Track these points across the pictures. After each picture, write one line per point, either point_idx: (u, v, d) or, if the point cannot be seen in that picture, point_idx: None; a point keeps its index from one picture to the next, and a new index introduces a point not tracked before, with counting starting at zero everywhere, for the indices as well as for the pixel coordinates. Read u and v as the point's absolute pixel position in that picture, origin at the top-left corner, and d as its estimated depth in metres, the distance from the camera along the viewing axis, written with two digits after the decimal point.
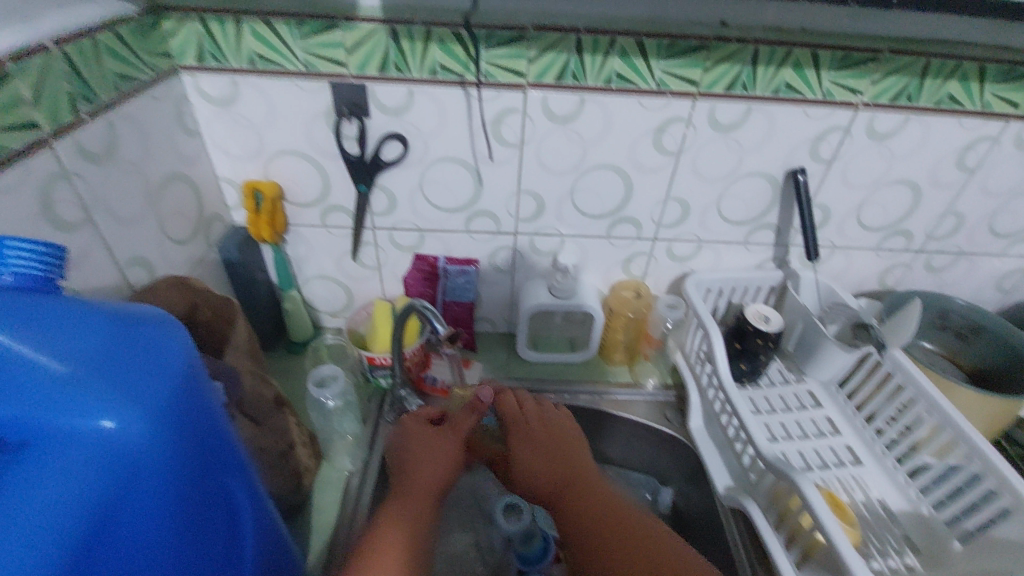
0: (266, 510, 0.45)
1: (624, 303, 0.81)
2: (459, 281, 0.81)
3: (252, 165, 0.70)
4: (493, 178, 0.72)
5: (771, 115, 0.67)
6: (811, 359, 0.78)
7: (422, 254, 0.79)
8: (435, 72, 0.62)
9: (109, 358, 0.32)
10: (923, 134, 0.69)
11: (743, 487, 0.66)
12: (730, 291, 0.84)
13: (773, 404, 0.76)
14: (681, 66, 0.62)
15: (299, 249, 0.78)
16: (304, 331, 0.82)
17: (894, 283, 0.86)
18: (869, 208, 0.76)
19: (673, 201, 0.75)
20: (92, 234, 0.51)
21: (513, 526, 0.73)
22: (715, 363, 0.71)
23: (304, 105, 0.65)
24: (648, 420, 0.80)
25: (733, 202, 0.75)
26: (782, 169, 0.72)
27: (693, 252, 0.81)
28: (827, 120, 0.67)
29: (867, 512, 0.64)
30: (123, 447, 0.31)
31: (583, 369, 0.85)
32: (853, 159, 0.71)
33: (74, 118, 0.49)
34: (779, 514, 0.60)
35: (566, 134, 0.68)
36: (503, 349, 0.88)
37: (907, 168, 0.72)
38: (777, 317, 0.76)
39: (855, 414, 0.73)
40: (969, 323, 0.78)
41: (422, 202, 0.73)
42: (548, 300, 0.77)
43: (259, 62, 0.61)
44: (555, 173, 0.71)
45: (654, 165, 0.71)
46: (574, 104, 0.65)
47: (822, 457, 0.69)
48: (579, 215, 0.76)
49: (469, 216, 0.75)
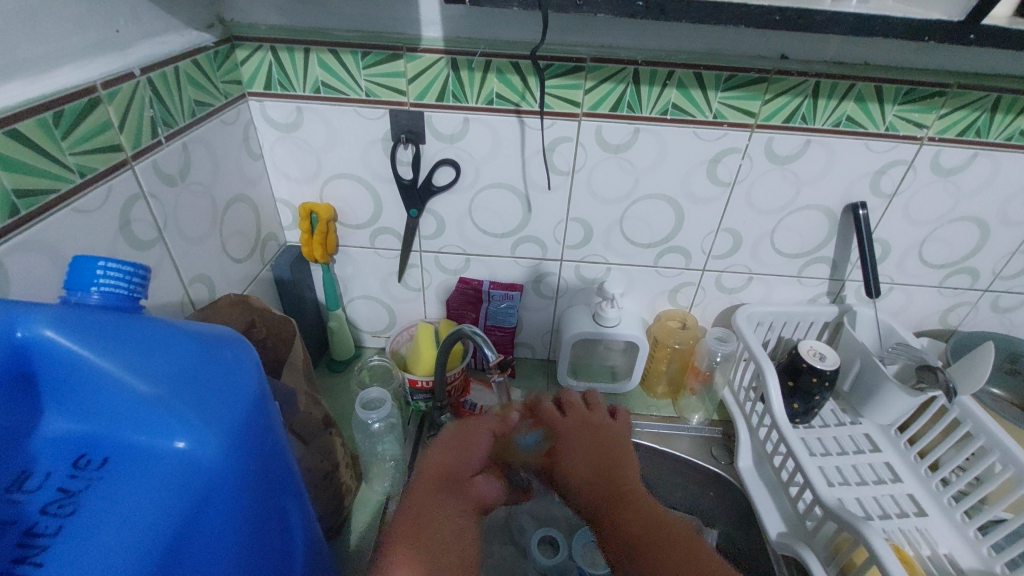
0: (315, 534, 0.45)
1: (669, 333, 0.80)
2: (502, 305, 0.80)
3: (309, 188, 0.72)
4: (543, 205, 0.72)
5: (831, 148, 0.65)
6: (868, 402, 0.74)
7: (467, 278, 0.79)
8: (491, 101, 0.63)
9: (188, 376, 0.33)
10: (992, 170, 0.67)
11: (798, 534, 0.63)
12: (781, 325, 0.81)
13: (827, 446, 0.73)
14: (739, 98, 0.62)
15: (346, 269, 0.79)
16: (347, 350, 0.83)
17: (957, 322, 0.82)
18: (931, 244, 0.73)
19: (725, 232, 0.73)
20: (162, 252, 0.53)
21: (546, 560, 0.74)
22: (768, 401, 0.69)
23: (362, 131, 0.66)
24: (692, 456, 0.77)
25: (788, 235, 0.73)
26: (841, 204, 0.70)
27: (743, 284, 0.79)
28: (889, 154, 0.66)
29: (935, 570, 0.60)
30: (199, 467, 0.32)
31: (625, 400, 0.83)
32: (917, 194, 0.69)
33: (153, 141, 0.51)
34: (840, 566, 0.57)
35: (617, 163, 0.68)
36: (543, 375, 0.87)
37: (974, 205, 0.70)
38: (832, 354, 0.73)
39: (917, 462, 0.69)
40: None
41: (470, 226, 0.74)
42: (591, 328, 0.76)
43: (323, 90, 0.63)
44: (605, 201, 0.71)
45: (707, 196, 0.70)
46: (628, 134, 0.65)
47: (882, 507, 0.66)
48: (628, 243, 0.75)
49: (516, 241, 0.75)
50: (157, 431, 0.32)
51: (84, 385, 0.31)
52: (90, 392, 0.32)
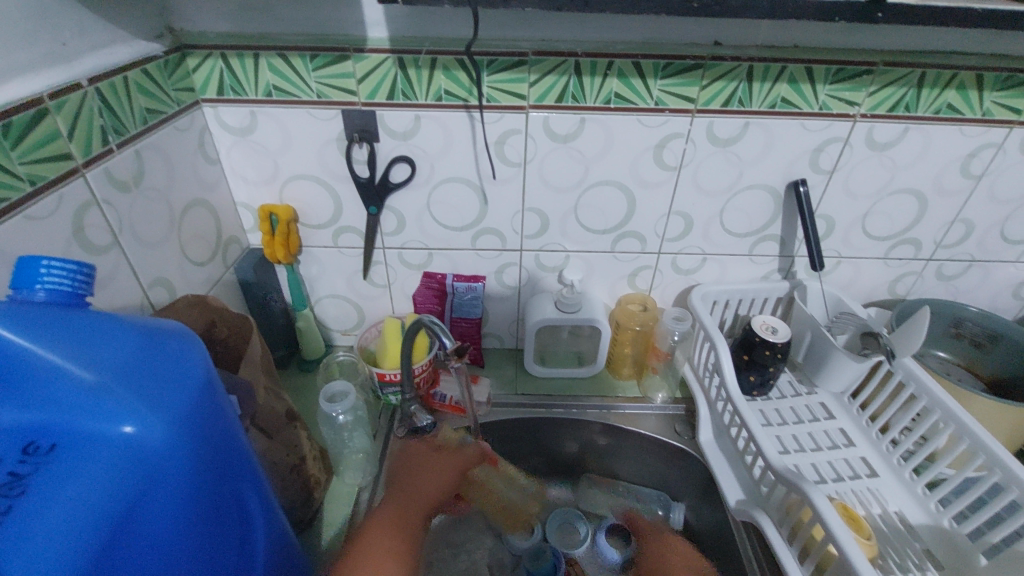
0: (277, 518, 0.47)
1: (630, 316, 0.82)
2: (467, 296, 0.82)
3: (267, 190, 0.73)
4: (498, 196, 0.74)
5: (769, 130, 0.68)
6: (820, 370, 0.77)
7: (430, 272, 0.81)
8: (440, 97, 0.65)
9: (133, 367, 0.34)
10: (924, 143, 0.70)
11: (754, 500, 0.65)
12: (736, 303, 0.84)
13: (784, 416, 0.75)
14: (678, 84, 0.64)
15: (311, 269, 0.81)
16: (316, 349, 0.84)
17: (905, 291, 0.86)
18: (873, 217, 0.77)
19: (676, 215, 0.76)
20: (118, 257, 0.54)
21: (523, 543, 0.76)
22: (722, 375, 0.71)
23: (317, 132, 0.68)
24: (657, 433, 0.79)
25: (736, 214, 0.76)
26: (783, 182, 0.73)
27: (698, 265, 0.81)
28: (825, 132, 0.69)
29: (885, 526, 0.63)
30: (145, 452, 0.33)
31: (591, 384, 0.86)
32: (855, 169, 0.72)
33: (104, 149, 0.53)
34: (792, 527, 0.59)
35: (567, 153, 0.70)
36: (511, 364, 0.89)
37: (910, 177, 0.73)
38: (784, 328, 0.75)
39: (869, 426, 0.72)
40: (985, 331, 0.76)
41: (430, 221, 0.76)
42: (554, 315, 0.79)
43: (275, 93, 0.65)
44: (558, 190, 0.73)
45: (656, 181, 0.72)
46: (574, 124, 0.67)
47: (837, 470, 0.68)
48: (584, 231, 0.77)
49: (475, 234, 0.77)
50: (100, 419, 0.33)
51: (27, 377, 0.32)
52: (33, 383, 0.33)
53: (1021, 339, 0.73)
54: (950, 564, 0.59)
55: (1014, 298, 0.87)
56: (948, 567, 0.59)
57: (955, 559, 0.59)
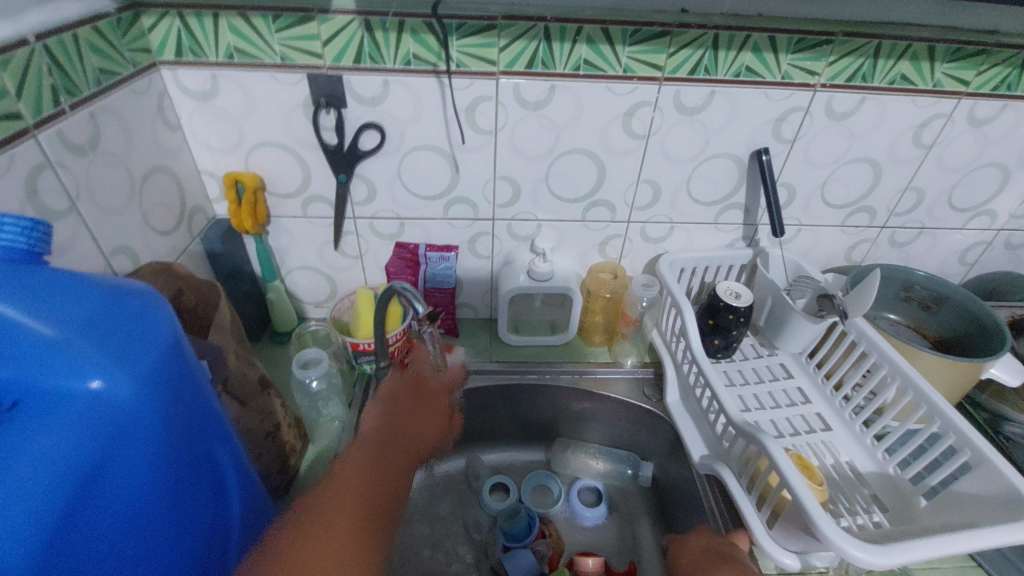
0: (251, 479, 0.48)
1: (602, 284, 0.84)
2: (440, 266, 0.82)
3: (233, 158, 0.72)
4: (469, 164, 0.74)
5: (734, 98, 0.70)
6: (781, 333, 0.80)
7: (403, 242, 0.81)
8: (409, 62, 0.64)
9: (97, 323, 0.34)
10: (880, 113, 0.73)
11: (717, 455, 0.69)
12: (703, 271, 0.86)
13: (746, 376, 0.79)
14: (646, 51, 0.65)
15: (281, 240, 0.79)
16: (290, 321, 0.84)
17: (861, 258, 0.90)
18: (832, 185, 0.80)
19: (645, 183, 0.77)
20: (77, 223, 0.53)
21: (498, 504, 0.79)
22: (688, 337, 0.74)
23: (282, 97, 0.66)
24: (627, 397, 0.82)
25: (702, 183, 0.78)
26: (747, 150, 0.75)
27: (666, 234, 0.83)
28: (787, 102, 0.71)
29: (836, 475, 0.67)
30: (112, 407, 0.33)
31: (563, 351, 0.88)
32: (815, 138, 0.74)
33: (55, 111, 0.50)
34: (751, 478, 0.63)
35: (538, 120, 0.70)
36: (485, 333, 0.90)
37: (866, 146, 0.76)
38: (747, 292, 0.78)
39: (824, 384, 0.77)
40: (932, 294, 0.81)
41: (401, 190, 0.76)
42: (527, 283, 0.80)
43: (237, 56, 0.63)
44: (529, 158, 0.74)
45: (624, 149, 0.73)
46: (544, 91, 0.67)
47: (793, 426, 0.72)
48: (555, 199, 0.78)
49: (447, 203, 0.77)
50: (64, 375, 0.32)
51: None
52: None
53: (964, 301, 0.77)
54: (893, 507, 0.63)
55: (961, 264, 0.92)
56: (891, 510, 0.63)
57: (898, 502, 0.63)
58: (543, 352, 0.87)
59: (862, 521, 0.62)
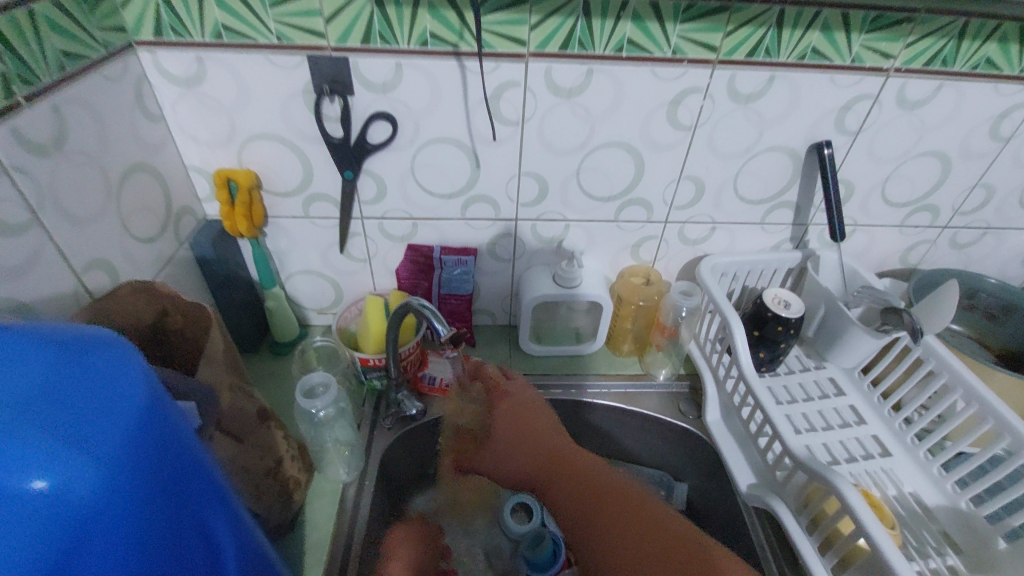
0: (258, 550, 0.39)
1: (634, 291, 0.75)
2: (456, 271, 0.74)
3: (224, 153, 0.63)
4: (492, 160, 0.65)
5: (795, 85, 0.61)
6: (832, 346, 0.73)
7: (415, 245, 0.73)
8: (425, 42, 0.56)
9: (41, 399, 0.25)
10: (958, 101, 0.64)
11: (767, 485, 0.62)
12: (745, 275, 0.79)
13: (793, 393, 0.72)
14: (699, 30, 0.56)
15: (280, 242, 0.71)
16: (291, 331, 0.76)
17: (916, 261, 0.82)
18: (894, 182, 0.71)
19: (687, 180, 0.69)
20: (41, 237, 0.45)
21: (519, 526, 0.73)
22: (734, 352, 0.67)
23: (279, 83, 0.58)
24: (660, 413, 0.75)
25: (751, 180, 0.69)
26: (804, 143, 0.66)
27: (706, 235, 0.75)
28: (855, 88, 0.62)
29: (899, 509, 0.61)
30: (67, 508, 0.24)
31: (590, 362, 0.80)
32: (881, 130, 0.66)
33: (9, 102, 0.42)
34: (811, 517, 0.56)
35: (571, 110, 0.61)
36: (504, 341, 0.83)
37: (938, 139, 0.67)
38: (797, 301, 0.71)
39: (881, 403, 0.70)
40: (999, 303, 0.73)
41: (414, 187, 0.67)
42: (552, 290, 0.72)
43: (226, 35, 0.54)
44: (559, 152, 0.65)
45: (667, 142, 0.65)
46: (580, 76, 0.59)
47: (849, 450, 0.66)
48: (586, 198, 0.70)
49: (466, 202, 0.69)
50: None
51: None
52: None
53: None
54: (968, 549, 0.57)
55: None
56: (965, 551, 0.57)
57: (971, 542, 0.57)
58: (568, 363, 0.80)
59: (933, 565, 0.56)
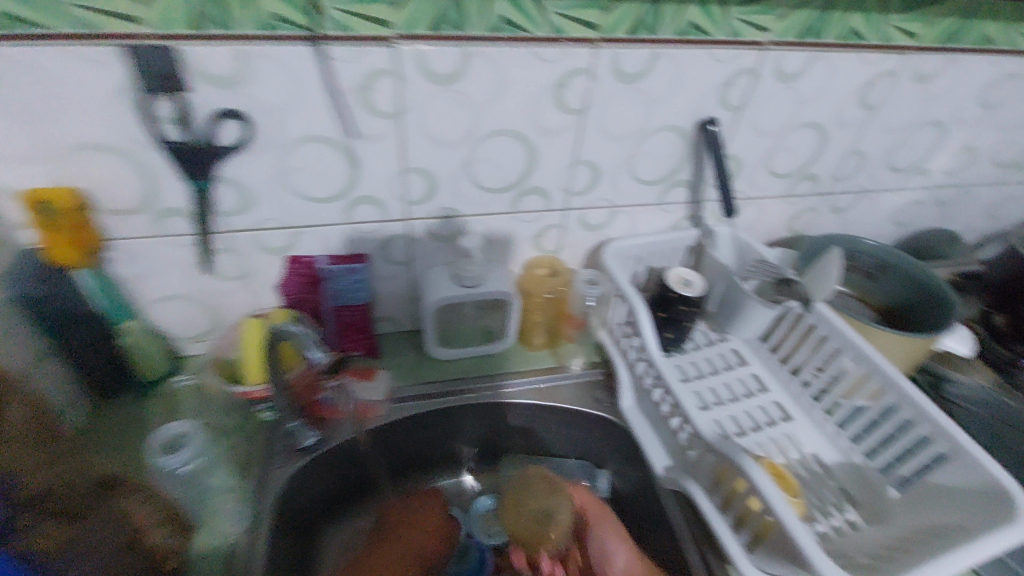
0: None
1: (539, 283, 0.74)
2: (349, 281, 0.65)
3: (33, 167, 0.52)
4: (371, 156, 0.59)
5: (679, 62, 0.59)
6: (734, 319, 0.74)
7: (298, 256, 0.65)
8: (270, 26, 0.49)
9: None
10: (828, 72, 0.65)
11: (682, 466, 0.62)
12: (648, 257, 0.78)
13: (700, 368, 0.73)
14: (578, 6, 0.54)
15: (129, 267, 0.61)
16: (157, 367, 0.66)
17: (803, 228, 0.85)
18: (778, 154, 0.73)
19: (582, 165, 0.66)
20: None
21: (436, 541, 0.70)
22: (642, 336, 0.66)
23: (91, 80, 0.47)
24: (576, 405, 0.74)
25: (645, 161, 0.68)
26: (691, 121, 0.66)
27: (607, 219, 0.74)
28: (735, 63, 0.61)
29: (803, 472, 0.63)
30: None
31: (502, 361, 0.77)
32: (762, 104, 0.66)
33: None
34: (723, 496, 0.56)
35: (450, 97, 0.56)
36: (410, 348, 0.77)
37: (814, 110, 0.69)
38: (698, 280, 0.71)
39: (781, 369, 0.72)
40: (876, 263, 0.78)
41: (284, 193, 0.59)
42: (455, 292, 0.67)
43: (9, 22, 0.44)
44: (444, 144, 0.60)
45: (557, 127, 0.62)
46: (456, 60, 0.54)
47: (755, 419, 0.68)
48: (480, 191, 0.66)
49: (347, 204, 0.62)
50: None
51: None
52: None
53: (908, 269, 0.75)
54: (865, 502, 0.61)
55: (895, 225, 0.90)
56: (863, 505, 0.61)
57: (868, 495, 0.61)
58: (480, 364, 0.77)
59: (836, 523, 0.59)
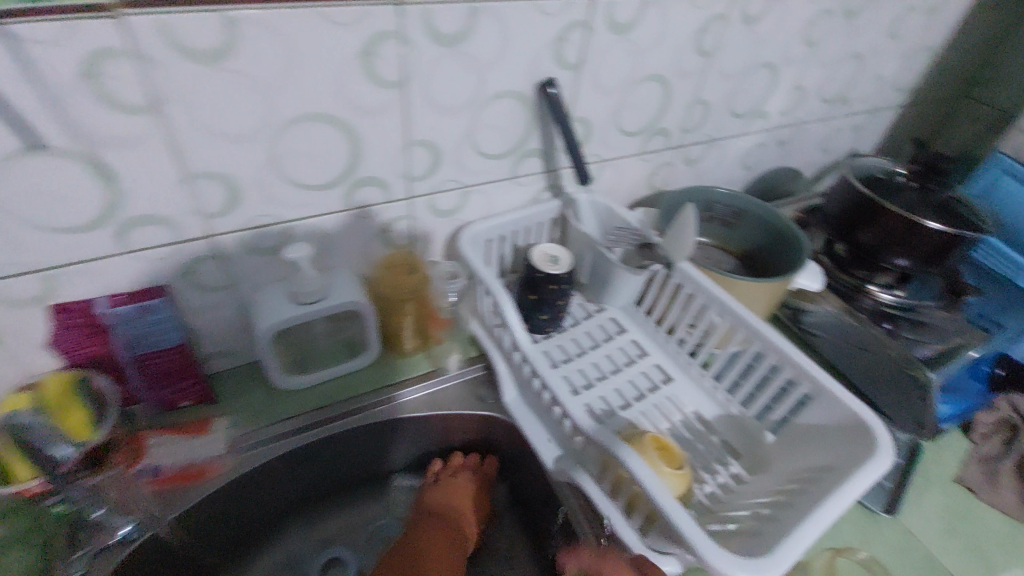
0: None
1: (396, 286, 0.64)
2: (147, 322, 0.53)
3: None
4: (134, 166, 0.46)
5: (502, 17, 0.52)
6: (606, 288, 0.71)
7: (65, 302, 0.50)
8: None
9: None
10: (661, 20, 0.62)
11: (570, 455, 0.59)
12: (512, 236, 0.73)
13: (580, 345, 0.69)
14: None
15: None
16: None
17: (662, 183, 0.85)
18: (626, 111, 0.70)
19: (417, 146, 0.58)
20: None
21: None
22: (511, 326, 0.60)
23: None
24: (458, 409, 0.68)
25: (488, 133, 0.61)
26: (529, 84, 0.60)
27: (459, 202, 0.66)
28: (564, 15, 0.56)
29: (686, 433, 0.62)
30: None
31: (370, 376, 0.68)
32: (601, 59, 0.62)
33: None
34: (612, 481, 0.54)
35: (226, 80, 0.45)
36: (257, 384, 0.66)
37: (653, 62, 0.66)
38: (565, 254, 0.67)
39: (657, 330, 0.71)
40: (730, 210, 0.79)
41: (15, 228, 0.44)
42: (292, 313, 0.57)
43: None
44: (235, 139, 0.48)
45: (376, 105, 0.53)
46: (218, 32, 0.42)
47: (638, 388, 0.66)
48: (299, 190, 0.55)
49: (119, 229, 0.49)
50: None
51: None
52: None
53: (760, 213, 0.77)
54: (745, 453, 0.62)
55: (744, 169, 0.93)
56: (744, 456, 0.62)
57: (747, 445, 0.62)
58: (345, 386, 0.67)
59: (722, 480, 0.59)
